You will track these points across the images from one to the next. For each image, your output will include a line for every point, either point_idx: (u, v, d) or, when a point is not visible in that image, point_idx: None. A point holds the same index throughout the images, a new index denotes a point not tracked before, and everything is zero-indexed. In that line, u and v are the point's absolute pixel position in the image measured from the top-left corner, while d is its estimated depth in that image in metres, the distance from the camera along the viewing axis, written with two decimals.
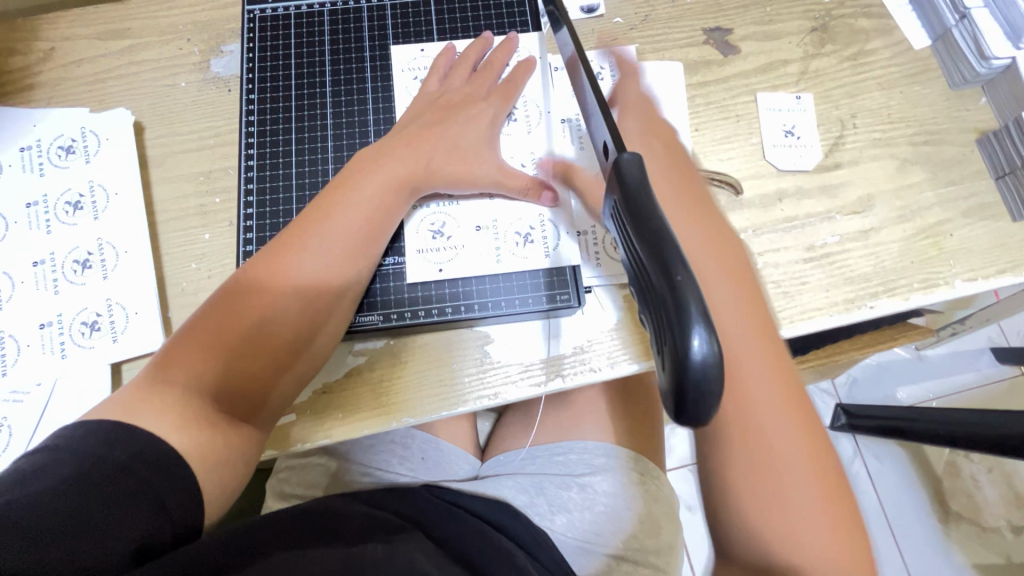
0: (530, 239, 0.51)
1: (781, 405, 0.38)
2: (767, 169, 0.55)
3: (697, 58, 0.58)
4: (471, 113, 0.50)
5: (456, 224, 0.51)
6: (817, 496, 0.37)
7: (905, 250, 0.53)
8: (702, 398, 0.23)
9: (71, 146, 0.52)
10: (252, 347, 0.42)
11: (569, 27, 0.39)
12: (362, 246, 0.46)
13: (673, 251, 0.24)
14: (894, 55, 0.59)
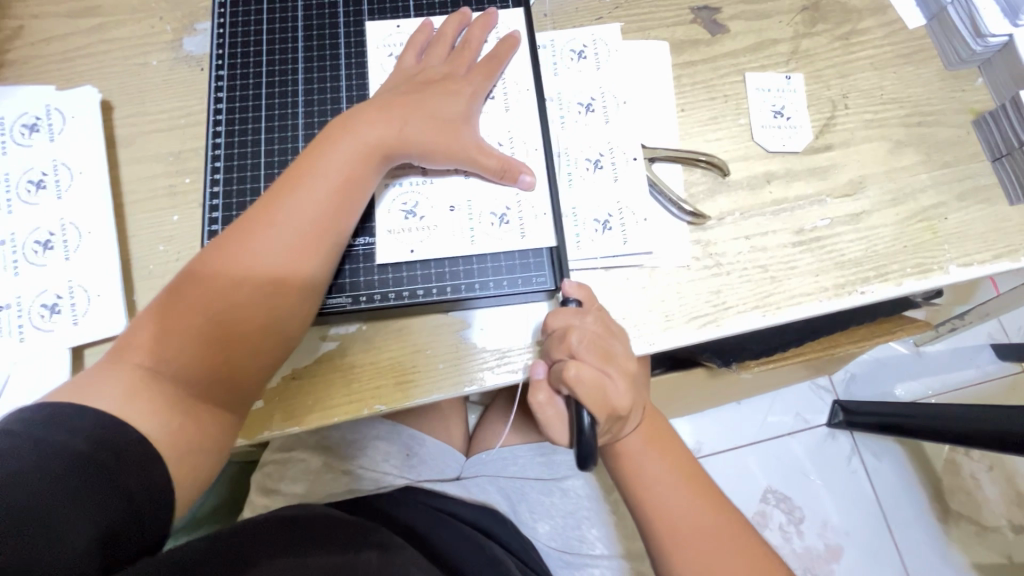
0: (506, 219, 0.48)
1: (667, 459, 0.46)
2: (755, 151, 0.53)
3: (684, 37, 0.56)
4: (447, 87, 0.48)
5: (430, 204, 0.49)
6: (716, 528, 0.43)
7: (897, 235, 0.51)
8: None
9: (34, 124, 0.50)
10: (218, 331, 0.40)
11: None
12: (329, 220, 0.43)
13: None
14: (888, 34, 0.57)
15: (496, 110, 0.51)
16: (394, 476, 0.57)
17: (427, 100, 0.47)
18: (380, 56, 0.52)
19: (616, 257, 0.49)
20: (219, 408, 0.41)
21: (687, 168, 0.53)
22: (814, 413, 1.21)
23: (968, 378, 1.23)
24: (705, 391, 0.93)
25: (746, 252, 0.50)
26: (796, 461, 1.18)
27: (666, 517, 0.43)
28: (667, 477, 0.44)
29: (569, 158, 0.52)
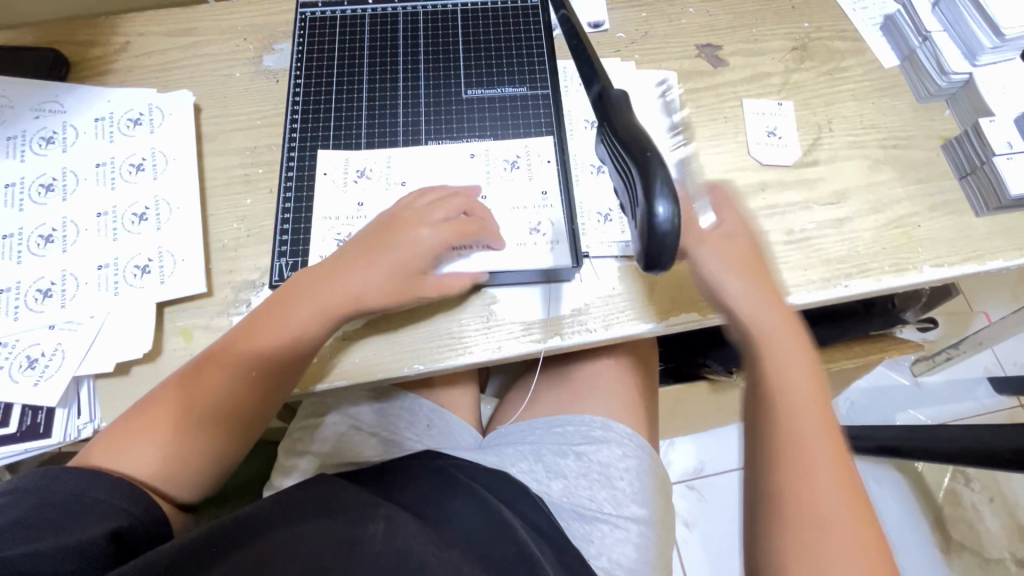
0: (538, 229, 0.56)
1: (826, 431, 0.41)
2: (751, 163, 0.61)
3: (690, 69, 0.65)
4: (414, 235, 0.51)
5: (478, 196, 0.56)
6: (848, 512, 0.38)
7: (877, 239, 0.58)
8: (663, 248, 0.30)
9: (139, 119, 0.60)
10: (184, 438, 0.45)
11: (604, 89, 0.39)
12: (288, 361, 0.48)
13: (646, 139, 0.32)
14: (867, 71, 0.66)
15: (524, 211, 0.56)
16: (413, 441, 0.63)
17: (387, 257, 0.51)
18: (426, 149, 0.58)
19: (624, 247, 0.57)
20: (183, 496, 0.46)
21: (692, 175, 0.61)
22: None
23: (965, 410, 1.23)
24: (709, 405, 0.97)
25: None
26: None
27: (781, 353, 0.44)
28: (792, 343, 0.45)
29: (580, 162, 0.59)
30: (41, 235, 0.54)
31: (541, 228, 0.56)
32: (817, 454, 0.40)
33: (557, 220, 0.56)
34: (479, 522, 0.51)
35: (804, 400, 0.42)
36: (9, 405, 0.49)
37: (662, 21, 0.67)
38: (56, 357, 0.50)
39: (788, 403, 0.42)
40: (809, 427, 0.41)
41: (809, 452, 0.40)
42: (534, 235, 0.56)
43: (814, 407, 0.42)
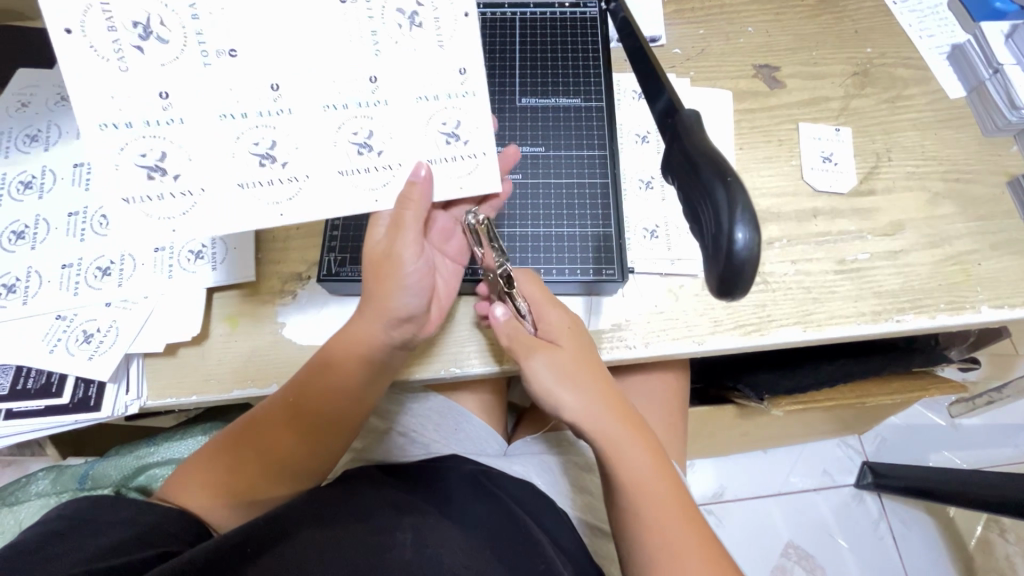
0: (455, 134, 0.44)
1: (651, 463, 0.46)
2: (805, 189, 0.60)
3: (746, 88, 0.64)
4: (385, 289, 0.48)
5: (386, 135, 0.43)
6: (692, 535, 0.43)
7: (933, 274, 0.56)
8: (738, 275, 0.29)
9: None
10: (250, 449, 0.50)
11: (674, 96, 0.37)
12: (324, 371, 0.49)
13: (725, 160, 0.31)
14: (930, 101, 0.64)
15: (427, 108, 0.42)
16: (440, 445, 0.63)
17: (406, 324, 0.49)
18: (224, 63, 0.38)
19: (670, 265, 0.56)
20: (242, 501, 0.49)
21: None
22: (842, 473, 1.16)
23: (1005, 456, 1.18)
24: (735, 430, 0.94)
25: (791, 274, 0.56)
26: (822, 521, 1.11)
27: (639, 467, 0.46)
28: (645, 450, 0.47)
29: (628, 177, 0.60)
30: (104, 214, 0.56)
31: (457, 133, 0.44)
32: (674, 529, 0.43)
33: (475, 120, 0.44)
34: (507, 530, 0.51)
35: (665, 502, 0.45)
36: (65, 377, 0.51)
37: (720, 39, 0.66)
38: (111, 334, 0.52)
39: (645, 514, 0.44)
40: (675, 536, 0.43)
41: (665, 528, 0.43)
42: (450, 144, 0.44)
43: (677, 510, 0.45)
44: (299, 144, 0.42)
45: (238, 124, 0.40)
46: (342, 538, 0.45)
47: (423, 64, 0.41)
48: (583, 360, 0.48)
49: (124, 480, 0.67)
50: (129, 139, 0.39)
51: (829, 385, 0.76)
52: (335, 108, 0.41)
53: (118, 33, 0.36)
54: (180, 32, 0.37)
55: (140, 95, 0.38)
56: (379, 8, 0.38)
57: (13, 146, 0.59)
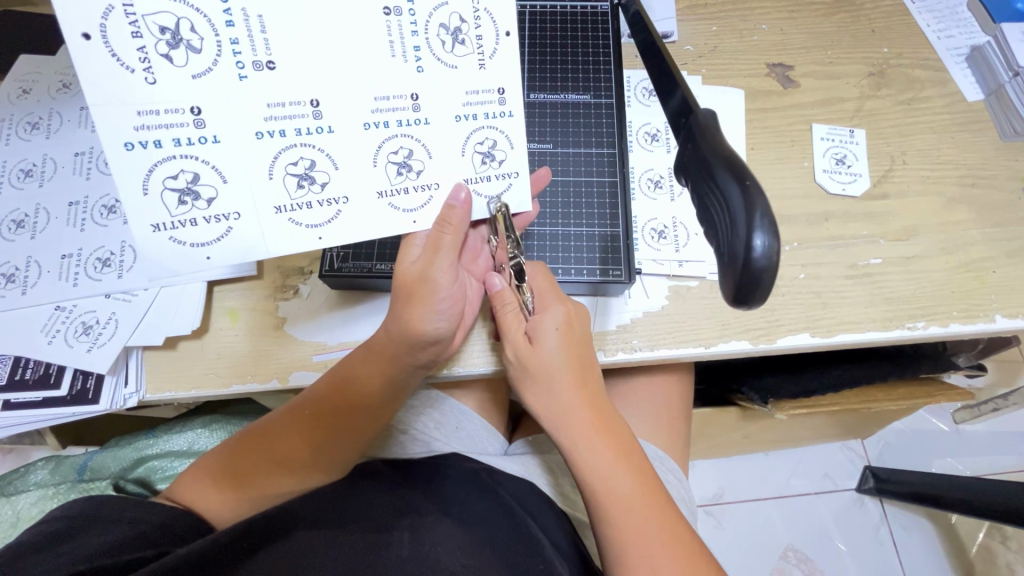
0: (492, 155, 0.43)
1: (616, 456, 0.47)
2: (817, 191, 0.59)
3: (759, 87, 0.63)
4: (415, 308, 0.45)
5: (425, 155, 0.42)
6: (658, 528, 0.45)
7: (946, 281, 0.55)
8: (757, 283, 0.28)
9: None
10: (265, 457, 0.49)
11: (687, 92, 0.36)
12: (345, 384, 0.48)
13: (744, 163, 0.29)
14: (947, 104, 0.63)
15: (466, 129, 0.42)
16: (441, 443, 0.61)
17: (433, 345, 0.47)
18: (260, 78, 0.37)
19: (678, 267, 0.55)
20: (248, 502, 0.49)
21: None
22: (843, 478, 1.15)
23: (1011, 463, 1.17)
24: (738, 432, 0.93)
25: (801, 278, 0.55)
26: (823, 525, 1.11)
27: (615, 487, 0.46)
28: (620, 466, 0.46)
29: (637, 176, 0.59)
30: (105, 204, 0.56)
31: (495, 153, 0.43)
32: (640, 523, 0.45)
33: (514, 138, 0.43)
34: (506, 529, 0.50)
35: (642, 522, 0.45)
36: (63, 368, 0.51)
37: (733, 36, 0.65)
38: (110, 326, 0.52)
39: (621, 540, 0.45)
40: (653, 556, 0.44)
41: (630, 523, 0.45)
42: (487, 166, 0.43)
43: (655, 528, 0.45)
44: (337, 164, 0.41)
45: (273, 143, 0.39)
46: (341, 539, 0.44)
47: (465, 81, 0.40)
48: (554, 376, 0.47)
49: (123, 471, 0.67)
50: (161, 159, 0.37)
51: (835, 390, 0.75)
52: (376, 125, 0.40)
53: (144, 39, 0.35)
54: (213, 41, 0.35)
55: (173, 114, 0.36)
56: (423, 20, 0.38)
57: (13, 133, 0.58)
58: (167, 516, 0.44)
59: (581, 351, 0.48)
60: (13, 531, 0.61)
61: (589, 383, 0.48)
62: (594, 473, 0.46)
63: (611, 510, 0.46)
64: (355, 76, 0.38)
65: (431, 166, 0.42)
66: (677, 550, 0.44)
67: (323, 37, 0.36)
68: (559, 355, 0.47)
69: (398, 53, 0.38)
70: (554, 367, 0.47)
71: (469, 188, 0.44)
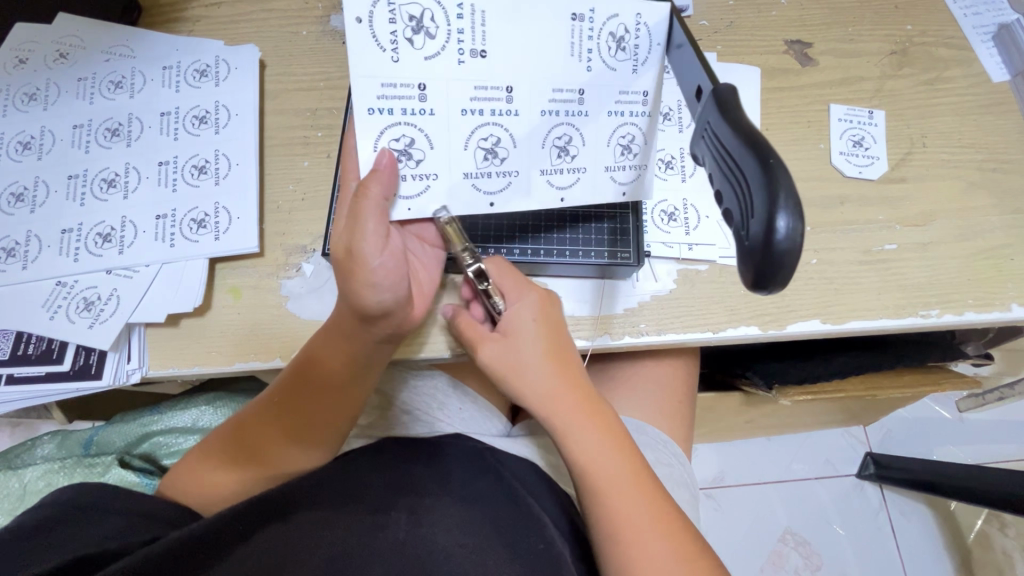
0: (633, 148, 0.44)
1: (606, 448, 0.46)
2: (832, 174, 0.57)
3: (776, 65, 0.61)
4: (355, 287, 0.41)
5: (582, 142, 0.43)
6: (654, 521, 0.45)
7: (962, 268, 0.54)
8: (781, 266, 0.26)
9: (205, 71, 0.59)
10: (247, 437, 0.50)
11: (705, 65, 0.34)
12: (316, 360, 0.47)
13: (767, 143, 0.28)
14: (972, 84, 0.61)
15: (617, 123, 0.43)
16: (444, 423, 0.61)
17: (386, 319, 0.44)
18: (474, 64, 0.39)
19: (688, 249, 0.54)
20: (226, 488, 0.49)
21: None
22: (844, 463, 1.15)
23: (1014, 452, 1.17)
24: (741, 416, 0.93)
25: (813, 263, 0.54)
26: (822, 510, 1.11)
27: (604, 466, 0.46)
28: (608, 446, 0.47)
29: None
30: (104, 178, 0.55)
31: (632, 147, 0.44)
32: (636, 514, 0.45)
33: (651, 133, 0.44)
34: (506, 509, 0.50)
35: (638, 507, 0.45)
36: (65, 344, 0.51)
37: (751, 11, 0.62)
38: (112, 301, 0.51)
39: (614, 517, 0.45)
40: (649, 543, 0.44)
41: (624, 513, 0.45)
42: (628, 156, 0.44)
43: (649, 513, 0.45)
44: (516, 142, 0.42)
45: (473, 120, 0.41)
46: (338, 518, 0.45)
47: (619, 85, 0.42)
48: (535, 364, 0.47)
49: (127, 446, 0.67)
50: (390, 124, 0.39)
51: (840, 376, 0.74)
52: (550, 113, 0.42)
53: (396, 25, 0.38)
54: (445, 31, 0.38)
55: (403, 85, 0.39)
56: (599, 27, 0.40)
57: (10, 104, 0.57)
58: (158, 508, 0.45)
59: (561, 340, 0.48)
60: (21, 504, 0.62)
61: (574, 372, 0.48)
62: (582, 453, 0.46)
63: (602, 496, 0.45)
64: (543, 68, 0.40)
65: (585, 153, 0.43)
66: (668, 528, 0.45)
67: (507, 26, 0.39)
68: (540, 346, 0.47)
69: (576, 54, 0.40)
70: (532, 359, 0.47)
71: (608, 175, 0.44)
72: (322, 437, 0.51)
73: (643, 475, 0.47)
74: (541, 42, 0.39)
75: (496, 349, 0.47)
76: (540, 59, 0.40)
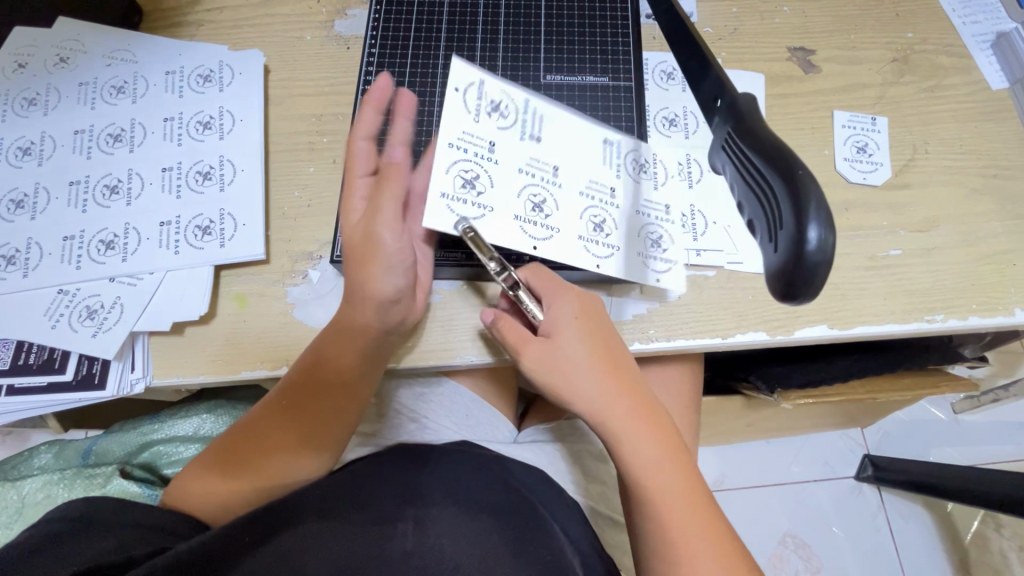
0: (661, 241, 0.54)
1: (658, 449, 0.46)
2: (837, 180, 0.57)
3: (780, 72, 0.61)
4: (372, 265, 0.46)
5: (615, 225, 0.52)
6: (702, 528, 0.44)
7: (965, 273, 0.54)
8: (814, 276, 0.26)
9: (209, 76, 0.58)
10: (251, 442, 0.49)
11: (721, 72, 0.34)
12: (323, 356, 0.47)
13: (793, 153, 0.28)
14: (972, 91, 0.62)
15: (644, 220, 0.54)
16: (452, 431, 0.61)
17: (394, 303, 0.46)
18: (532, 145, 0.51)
19: (696, 256, 0.54)
20: (231, 493, 0.49)
21: None
22: (842, 464, 1.16)
23: (1011, 453, 1.18)
24: (743, 420, 0.93)
25: None
26: (822, 512, 1.12)
27: (660, 482, 0.45)
28: (663, 457, 0.46)
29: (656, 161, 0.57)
30: (106, 184, 0.54)
31: (660, 242, 0.54)
32: (684, 520, 0.44)
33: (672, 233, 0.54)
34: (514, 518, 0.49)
35: (687, 513, 0.44)
36: (67, 353, 0.50)
37: (754, 18, 0.63)
38: (116, 310, 0.50)
39: (664, 522, 0.44)
40: (697, 551, 0.43)
41: (672, 517, 0.44)
42: (654, 246, 0.53)
43: (698, 521, 0.44)
44: (559, 207, 0.51)
45: (527, 178, 0.50)
46: (348, 527, 0.44)
47: (647, 196, 0.55)
48: (583, 367, 0.46)
49: (127, 456, 0.66)
50: (460, 158, 0.48)
51: (842, 380, 0.74)
52: (585, 196, 0.52)
53: (481, 104, 0.50)
54: (517, 118, 0.51)
55: (479, 138, 0.49)
56: (625, 156, 0.54)
57: (10, 110, 0.56)
58: (166, 521, 0.44)
59: (614, 343, 0.48)
60: (18, 516, 0.61)
61: (626, 373, 0.47)
62: (640, 463, 0.46)
63: (650, 499, 0.45)
64: (586, 163, 0.53)
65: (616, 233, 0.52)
66: (726, 549, 0.43)
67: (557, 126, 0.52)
68: (587, 347, 0.47)
69: (608, 163, 0.54)
70: (581, 361, 0.46)
71: (638, 257, 0.52)
72: (329, 440, 0.50)
73: (693, 481, 0.46)
74: (586, 151, 0.53)
75: (540, 349, 0.47)
76: (584, 157, 0.53)
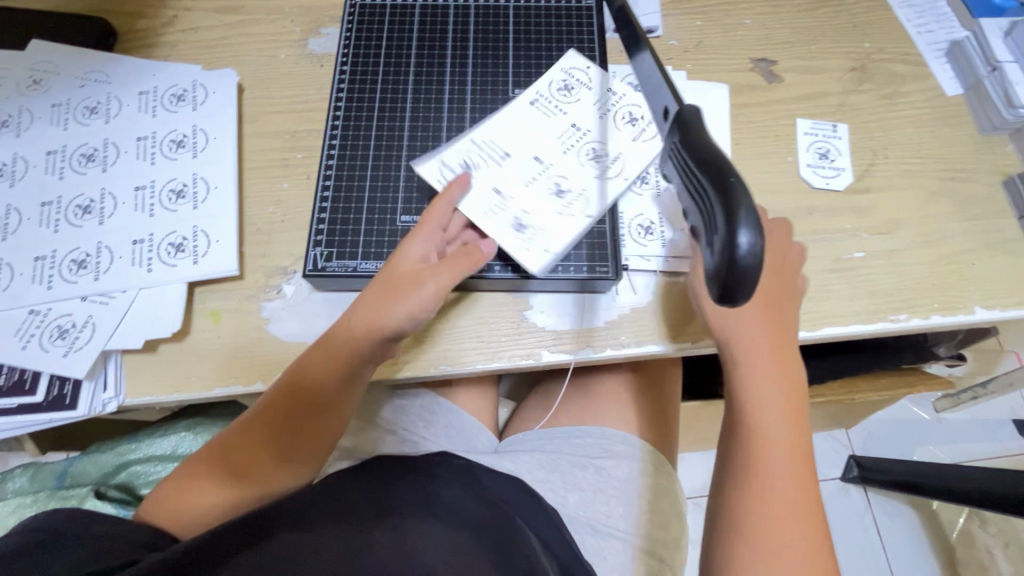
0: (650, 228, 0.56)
1: (784, 419, 0.45)
2: (800, 186, 0.59)
3: (744, 83, 0.63)
4: (386, 286, 0.47)
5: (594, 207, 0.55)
6: (799, 506, 0.43)
7: (926, 273, 0.56)
8: (745, 280, 0.28)
9: (182, 95, 0.59)
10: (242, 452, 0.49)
11: (669, 84, 0.35)
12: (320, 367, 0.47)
13: (728, 163, 0.29)
14: (928, 97, 0.64)
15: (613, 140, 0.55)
16: (430, 442, 0.61)
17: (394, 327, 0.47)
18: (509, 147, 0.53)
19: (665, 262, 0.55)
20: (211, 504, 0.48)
21: None
22: (827, 465, 1.17)
23: (992, 450, 1.19)
24: None
25: None
26: None
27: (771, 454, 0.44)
28: (787, 429, 0.45)
29: None
30: (79, 205, 0.54)
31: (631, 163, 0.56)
32: (785, 497, 0.43)
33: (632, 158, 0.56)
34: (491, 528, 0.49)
35: (792, 492, 0.43)
36: (38, 374, 0.50)
37: (717, 31, 0.65)
38: (88, 329, 0.50)
39: (765, 502, 0.42)
40: (791, 533, 0.42)
41: (772, 490, 0.43)
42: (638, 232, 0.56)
43: (801, 499, 0.43)
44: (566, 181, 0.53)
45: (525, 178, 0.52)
46: (323, 539, 0.44)
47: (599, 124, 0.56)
48: (762, 344, 0.47)
49: (104, 477, 0.66)
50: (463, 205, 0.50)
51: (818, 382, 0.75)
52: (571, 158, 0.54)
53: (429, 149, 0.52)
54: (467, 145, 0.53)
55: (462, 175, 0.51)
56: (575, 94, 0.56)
57: None
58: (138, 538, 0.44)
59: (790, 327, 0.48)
60: None
61: (787, 353, 0.47)
62: (753, 409, 0.45)
63: (752, 474, 0.44)
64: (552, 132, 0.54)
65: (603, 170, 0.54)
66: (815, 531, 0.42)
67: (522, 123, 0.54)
68: (762, 325, 0.47)
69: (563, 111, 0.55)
70: (774, 337, 0.47)
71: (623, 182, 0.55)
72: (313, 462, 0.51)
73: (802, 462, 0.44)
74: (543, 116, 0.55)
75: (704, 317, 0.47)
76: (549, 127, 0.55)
